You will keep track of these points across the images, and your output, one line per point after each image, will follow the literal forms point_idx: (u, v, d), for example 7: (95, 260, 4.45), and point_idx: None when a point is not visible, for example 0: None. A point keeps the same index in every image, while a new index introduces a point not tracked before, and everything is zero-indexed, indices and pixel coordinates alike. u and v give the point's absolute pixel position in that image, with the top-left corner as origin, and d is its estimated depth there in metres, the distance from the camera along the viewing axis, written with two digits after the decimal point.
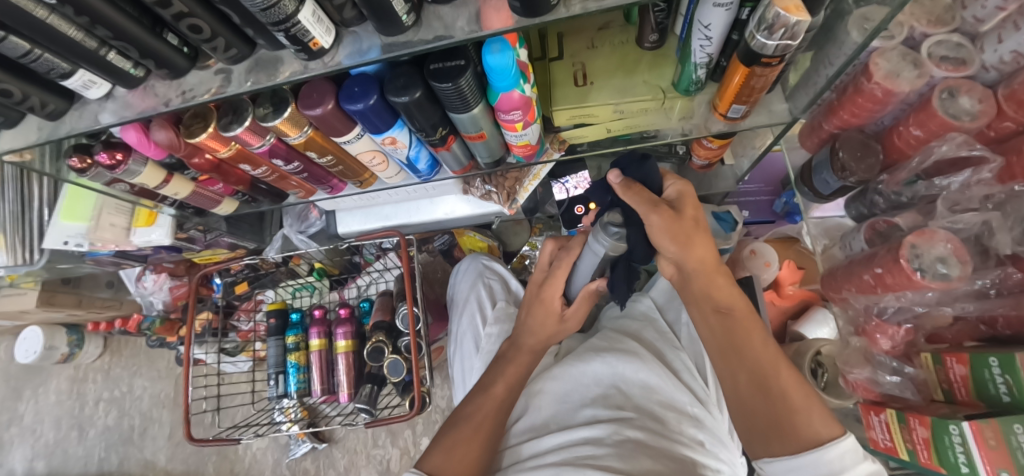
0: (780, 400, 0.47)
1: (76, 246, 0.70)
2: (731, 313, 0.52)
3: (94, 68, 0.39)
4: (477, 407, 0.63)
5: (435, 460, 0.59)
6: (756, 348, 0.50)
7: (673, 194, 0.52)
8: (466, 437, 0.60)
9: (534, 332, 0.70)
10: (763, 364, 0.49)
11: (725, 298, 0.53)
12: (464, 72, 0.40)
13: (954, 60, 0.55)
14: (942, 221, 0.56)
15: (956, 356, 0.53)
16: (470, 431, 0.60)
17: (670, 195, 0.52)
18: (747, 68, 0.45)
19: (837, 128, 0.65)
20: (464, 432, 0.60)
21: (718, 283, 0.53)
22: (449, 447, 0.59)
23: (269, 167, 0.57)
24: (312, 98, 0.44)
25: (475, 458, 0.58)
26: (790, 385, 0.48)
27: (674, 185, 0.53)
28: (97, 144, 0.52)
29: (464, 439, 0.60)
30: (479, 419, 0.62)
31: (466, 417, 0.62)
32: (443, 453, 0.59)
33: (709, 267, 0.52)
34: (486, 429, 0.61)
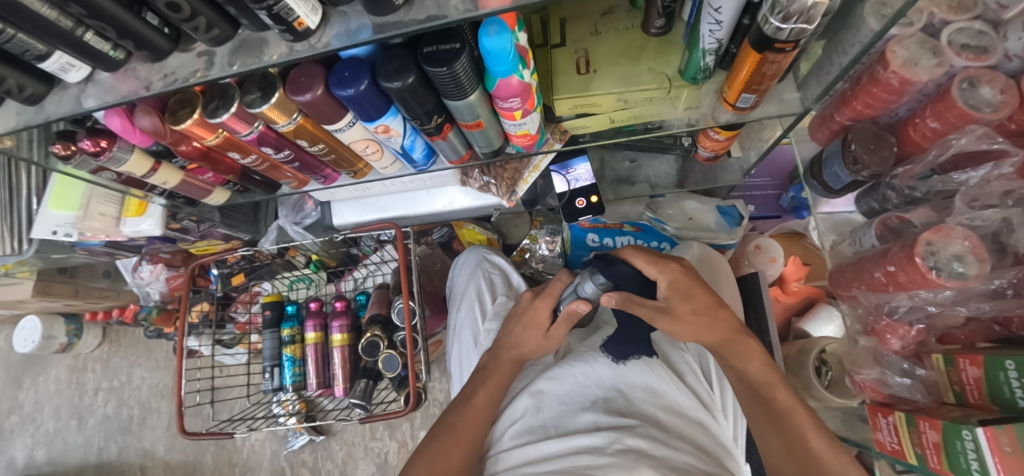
0: (808, 455, 0.51)
1: (65, 235, 0.68)
2: (755, 379, 0.56)
3: (72, 51, 0.37)
4: (462, 417, 0.64)
5: (424, 467, 0.61)
6: (784, 412, 0.54)
7: (664, 286, 0.58)
8: (448, 448, 0.61)
9: (518, 343, 0.69)
10: (791, 428, 0.53)
11: (746, 369, 0.57)
12: (459, 56, 0.38)
13: (976, 48, 0.52)
14: (960, 217, 0.52)
15: (969, 358, 0.51)
16: (449, 445, 0.62)
17: (662, 287, 0.59)
18: (759, 54, 0.42)
19: (849, 120, 0.62)
20: (446, 443, 0.62)
21: (745, 355, 0.57)
22: (434, 458, 0.61)
23: (260, 155, 0.55)
24: (301, 82, 0.42)
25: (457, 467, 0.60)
26: (820, 445, 0.51)
27: (664, 272, 0.59)
28: (80, 130, 0.51)
29: (447, 449, 0.61)
30: (460, 432, 0.63)
31: (450, 427, 0.64)
32: (429, 465, 0.61)
33: (731, 346, 0.57)
34: (468, 439, 0.63)
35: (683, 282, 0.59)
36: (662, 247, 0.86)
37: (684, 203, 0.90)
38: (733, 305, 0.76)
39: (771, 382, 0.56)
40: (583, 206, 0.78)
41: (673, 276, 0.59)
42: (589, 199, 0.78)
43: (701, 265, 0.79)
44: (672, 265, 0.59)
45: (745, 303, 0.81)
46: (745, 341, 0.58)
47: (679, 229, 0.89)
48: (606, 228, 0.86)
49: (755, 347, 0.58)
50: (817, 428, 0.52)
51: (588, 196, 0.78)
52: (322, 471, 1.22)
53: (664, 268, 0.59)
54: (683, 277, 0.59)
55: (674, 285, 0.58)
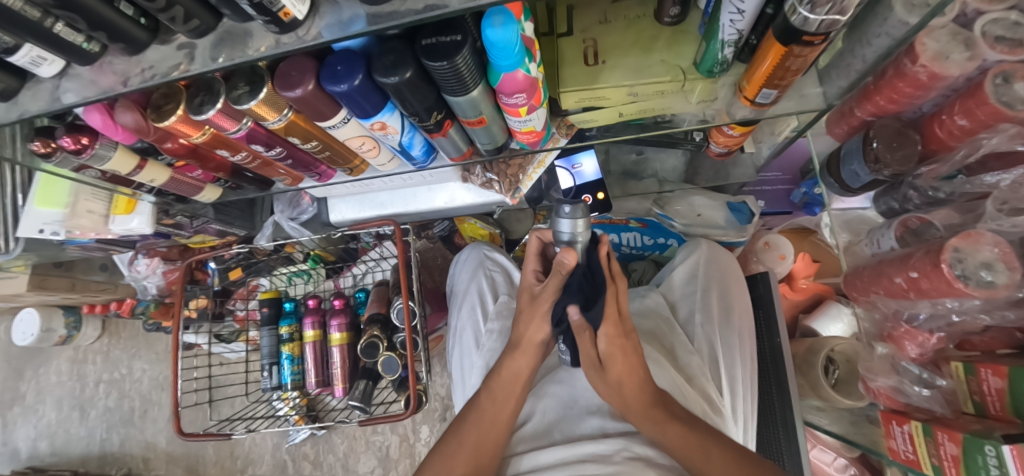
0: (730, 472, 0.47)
1: (53, 234, 0.66)
2: (672, 448, 0.51)
3: (42, 44, 0.35)
4: (479, 417, 0.56)
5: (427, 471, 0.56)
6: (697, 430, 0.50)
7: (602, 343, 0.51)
8: (455, 452, 0.55)
9: None
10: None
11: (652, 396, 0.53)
12: (461, 49, 0.35)
13: (1011, 40, 0.49)
14: (990, 223, 0.50)
15: (992, 368, 0.49)
16: (459, 450, 0.55)
17: (601, 347, 0.51)
18: (783, 47, 0.39)
19: (871, 115, 0.59)
20: (449, 448, 0.56)
21: (653, 421, 0.52)
22: (441, 458, 0.56)
23: (250, 152, 0.52)
24: (291, 77, 0.39)
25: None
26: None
27: (608, 335, 0.50)
28: (60, 127, 0.48)
29: (451, 455, 0.55)
30: (466, 436, 0.56)
31: (455, 432, 0.57)
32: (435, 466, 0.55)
33: (640, 415, 0.52)
34: (469, 451, 0.55)
35: (618, 352, 0.51)
36: (668, 243, 0.90)
37: (693, 198, 0.87)
38: (741, 306, 0.72)
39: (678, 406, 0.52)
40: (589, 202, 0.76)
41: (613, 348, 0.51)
42: (596, 196, 0.76)
43: (708, 263, 0.76)
44: (620, 337, 0.51)
45: (754, 304, 0.79)
46: (653, 410, 0.52)
47: (687, 225, 0.87)
48: (613, 224, 0.91)
49: (664, 414, 0.52)
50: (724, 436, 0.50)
51: (595, 192, 0.76)
52: (324, 464, 1.22)
53: (611, 338, 0.50)
54: (623, 352, 0.51)
55: (614, 346, 0.51)
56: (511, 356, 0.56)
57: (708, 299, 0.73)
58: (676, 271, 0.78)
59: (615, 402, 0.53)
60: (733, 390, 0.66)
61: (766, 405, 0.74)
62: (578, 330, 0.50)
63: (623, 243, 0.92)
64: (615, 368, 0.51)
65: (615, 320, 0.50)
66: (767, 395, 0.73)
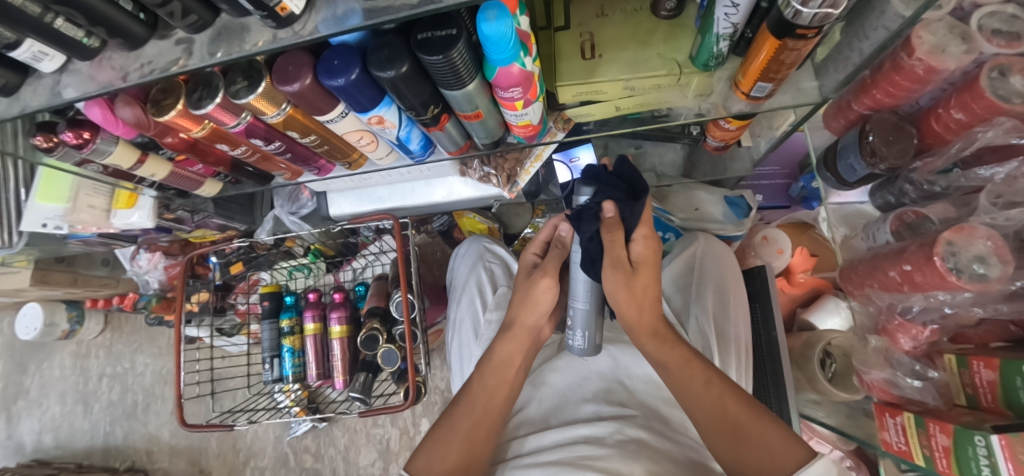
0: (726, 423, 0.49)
1: (56, 228, 0.67)
2: (671, 374, 0.54)
3: (43, 40, 0.35)
4: (471, 404, 0.56)
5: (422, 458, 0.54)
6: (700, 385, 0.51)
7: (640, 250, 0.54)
8: (447, 437, 0.54)
9: None
10: (719, 422, 0.49)
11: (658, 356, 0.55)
12: (455, 43, 0.35)
13: (1008, 34, 0.49)
14: (983, 217, 0.50)
15: (985, 361, 0.49)
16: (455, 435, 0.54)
17: (636, 250, 0.54)
18: (777, 41, 0.39)
19: (868, 109, 0.59)
20: (445, 433, 0.55)
21: (660, 342, 0.55)
22: (430, 448, 0.54)
23: (250, 147, 0.52)
24: (288, 72, 0.39)
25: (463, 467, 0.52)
26: (736, 408, 0.49)
27: (643, 237, 0.53)
28: (61, 122, 0.48)
29: (448, 441, 0.54)
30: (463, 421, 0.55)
31: (450, 420, 0.56)
32: (429, 454, 0.54)
33: (648, 328, 0.55)
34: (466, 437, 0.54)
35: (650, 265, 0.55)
36: (667, 238, 0.88)
37: (695, 193, 0.88)
38: (738, 299, 0.73)
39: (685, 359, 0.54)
40: None
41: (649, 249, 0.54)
42: None
43: (705, 257, 0.77)
44: (654, 242, 0.55)
45: (751, 297, 0.79)
46: (662, 327, 0.56)
47: (684, 220, 0.88)
48: None
49: (669, 334, 0.56)
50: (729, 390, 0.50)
51: None
52: (325, 456, 1.23)
53: (647, 240, 0.54)
54: (654, 257, 0.55)
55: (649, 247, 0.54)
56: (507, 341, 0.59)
57: (703, 291, 0.73)
58: (671, 264, 0.79)
59: (629, 314, 0.55)
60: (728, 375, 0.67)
61: (763, 398, 0.75)
62: (611, 227, 0.51)
63: None
64: (644, 272, 0.54)
65: (649, 224, 0.54)
66: (764, 389, 0.74)
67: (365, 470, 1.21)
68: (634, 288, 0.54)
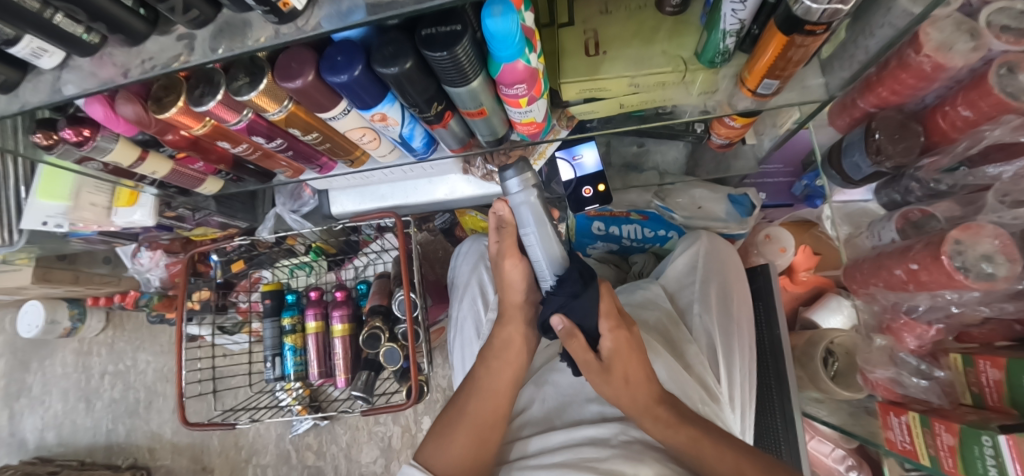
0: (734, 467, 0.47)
1: (55, 226, 0.66)
2: (681, 451, 0.50)
3: (42, 36, 0.35)
4: (477, 396, 0.56)
5: (428, 447, 0.54)
6: None
7: (609, 345, 0.51)
8: (457, 422, 0.54)
9: None
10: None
11: None
12: (460, 40, 0.35)
13: (1016, 31, 0.48)
14: (991, 215, 0.50)
15: (990, 360, 0.49)
16: (462, 425, 0.54)
17: (605, 346, 0.52)
18: (785, 37, 0.39)
19: (873, 106, 0.58)
20: (451, 424, 0.55)
21: (662, 422, 0.51)
22: (441, 435, 0.54)
23: (251, 144, 0.52)
24: (291, 68, 0.39)
25: (473, 456, 0.52)
26: (757, 474, 0.45)
27: (610, 329, 0.52)
28: (61, 119, 0.48)
29: (453, 431, 0.54)
30: (469, 415, 0.55)
31: (451, 417, 0.56)
32: (434, 442, 0.54)
33: (647, 413, 0.51)
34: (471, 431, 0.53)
35: (624, 354, 0.52)
36: (669, 236, 0.88)
37: (694, 191, 0.87)
38: (740, 297, 0.73)
39: None
40: (589, 195, 0.76)
41: (619, 341, 0.52)
42: (596, 188, 0.76)
43: (709, 255, 0.76)
44: (623, 332, 0.52)
45: (754, 296, 0.79)
46: (660, 409, 0.51)
47: (687, 218, 0.87)
48: (612, 216, 0.88)
49: (672, 414, 0.51)
50: None
51: (595, 184, 0.76)
52: (327, 454, 1.23)
53: (614, 332, 0.52)
54: (627, 346, 0.52)
55: (619, 340, 0.52)
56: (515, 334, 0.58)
57: (707, 289, 0.73)
58: (674, 262, 0.79)
59: (621, 402, 0.52)
60: (732, 375, 0.67)
61: (765, 396, 0.75)
62: (570, 335, 0.51)
63: (624, 236, 0.89)
64: (619, 363, 0.51)
65: (614, 315, 0.53)
66: (767, 387, 0.74)
67: (367, 468, 1.21)
68: (613, 376, 0.51)
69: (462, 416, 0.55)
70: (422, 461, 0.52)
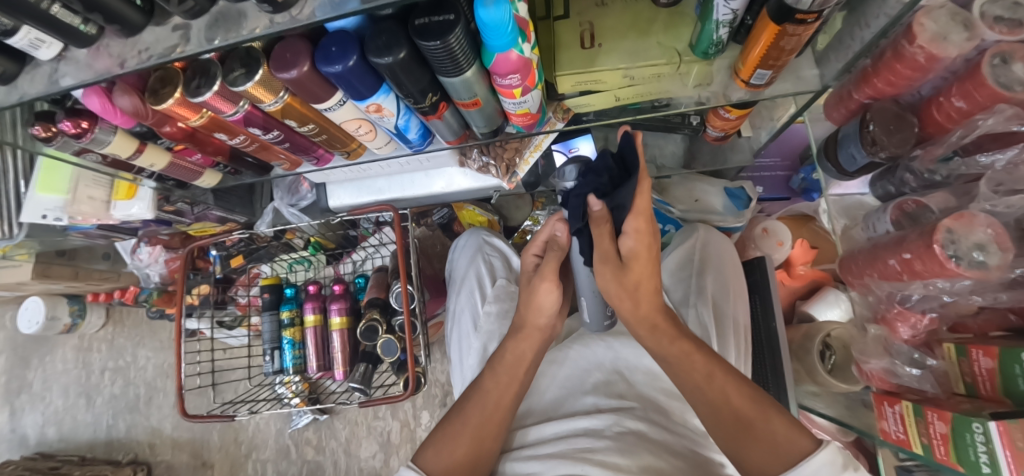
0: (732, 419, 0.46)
1: (55, 219, 0.67)
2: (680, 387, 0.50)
3: (40, 27, 0.35)
4: (478, 397, 0.57)
5: (428, 450, 0.54)
6: (702, 379, 0.49)
7: (630, 245, 0.52)
8: (457, 432, 0.54)
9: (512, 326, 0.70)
10: (721, 416, 0.46)
11: (660, 349, 0.53)
12: (453, 29, 0.35)
13: (1011, 21, 0.48)
14: (984, 204, 0.50)
15: (983, 349, 0.49)
16: (462, 426, 0.54)
17: (627, 245, 0.52)
18: (777, 26, 0.39)
19: (868, 98, 0.58)
20: (452, 428, 0.55)
21: (662, 337, 0.53)
22: (440, 440, 0.54)
23: (248, 136, 0.52)
24: (286, 59, 0.39)
25: (472, 456, 0.53)
26: (740, 401, 0.46)
27: (635, 230, 0.51)
28: (59, 111, 0.48)
29: (453, 433, 0.54)
30: (468, 416, 0.55)
31: (452, 416, 0.56)
32: (434, 448, 0.54)
33: (647, 321, 0.54)
34: (470, 434, 0.54)
35: (643, 263, 0.52)
36: (666, 230, 0.89)
37: (692, 184, 0.88)
38: (737, 291, 0.73)
39: (686, 352, 0.51)
40: None
41: (641, 246, 0.52)
42: None
43: (705, 250, 0.77)
44: (648, 235, 0.52)
45: (750, 289, 0.79)
46: (661, 319, 0.54)
47: (684, 211, 0.88)
48: None
49: (672, 329, 0.53)
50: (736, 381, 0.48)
51: None
52: (326, 449, 1.24)
53: (639, 234, 0.51)
54: (649, 255, 0.52)
55: (641, 244, 0.52)
56: (516, 340, 0.60)
57: (703, 282, 0.73)
58: (671, 256, 0.79)
59: (623, 307, 0.55)
60: (728, 350, 0.68)
61: (760, 388, 0.75)
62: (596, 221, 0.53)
63: None
64: (637, 267, 0.52)
65: (644, 217, 0.51)
66: (762, 379, 0.74)
67: (366, 463, 1.21)
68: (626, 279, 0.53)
69: (462, 420, 0.55)
70: (420, 465, 0.53)
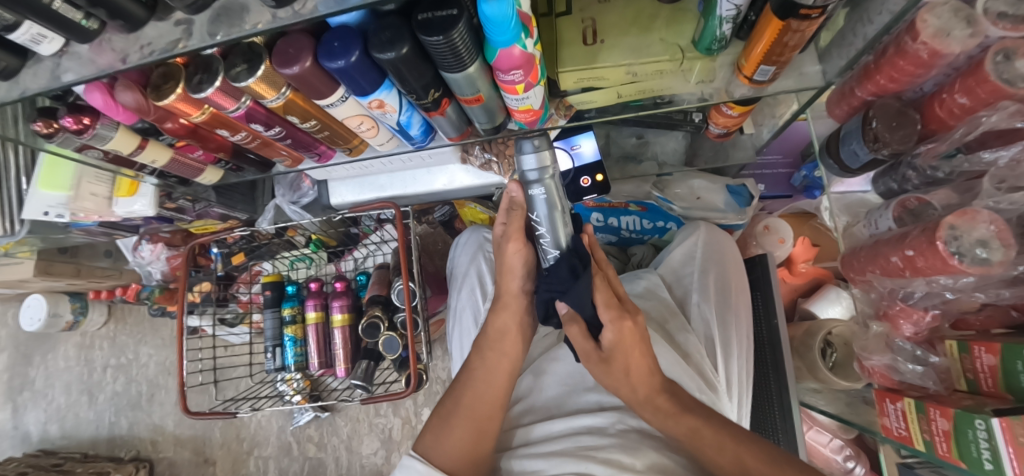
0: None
1: (58, 216, 0.67)
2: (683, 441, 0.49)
3: (43, 22, 0.35)
4: (471, 385, 0.57)
5: (426, 438, 0.55)
6: None
7: (611, 336, 0.50)
8: (452, 414, 0.55)
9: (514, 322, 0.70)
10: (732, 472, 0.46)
11: None
12: (456, 24, 0.35)
13: (1014, 17, 0.47)
14: (986, 200, 0.50)
15: (985, 346, 0.49)
16: (458, 413, 0.55)
17: (606, 338, 0.51)
18: (781, 22, 0.39)
19: (871, 95, 0.58)
20: (448, 411, 0.55)
21: (662, 413, 0.50)
22: (437, 427, 0.55)
23: (249, 132, 0.52)
24: (288, 54, 0.39)
25: (470, 447, 0.53)
26: (757, 465, 0.45)
27: (611, 322, 0.50)
28: (62, 107, 0.48)
29: (449, 418, 0.55)
30: (465, 405, 0.55)
31: (450, 402, 0.57)
32: (431, 433, 0.55)
33: (648, 402, 0.51)
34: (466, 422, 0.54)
35: (629, 344, 0.51)
36: (667, 227, 0.90)
37: (693, 181, 0.87)
38: (739, 287, 0.73)
39: None
40: (588, 185, 0.76)
41: (622, 332, 0.50)
42: (594, 178, 0.76)
43: (707, 245, 0.77)
44: (626, 323, 0.51)
45: (752, 286, 0.79)
46: (662, 399, 0.51)
47: (686, 208, 0.87)
48: (611, 208, 0.91)
49: (672, 403, 0.51)
50: None
51: (593, 174, 0.76)
52: (328, 446, 1.24)
53: (616, 324, 0.50)
54: (632, 338, 0.51)
55: (622, 333, 0.50)
56: (511, 323, 0.58)
57: (706, 280, 0.73)
58: (673, 253, 0.79)
59: (624, 393, 0.52)
60: (728, 369, 0.67)
61: (762, 384, 0.75)
62: (569, 322, 0.53)
63: (623, 226, 0.92)
64: (621, 357, 0.50)
65: (615, 306, 0.51)
66: (764, 375, 0.74)
67: (368, 460, 1.22)
68: (612, 368, 0.51)
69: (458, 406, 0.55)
70: (422, 451, 0.53)
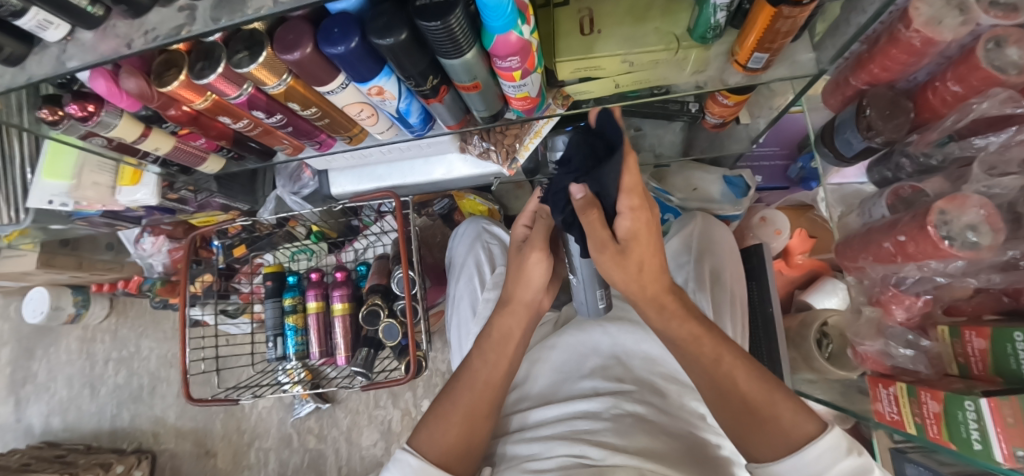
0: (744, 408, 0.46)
1: (61, 205, 0.68)
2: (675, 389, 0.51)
3: (49, 8, 0.36)
4: (471, 380, 0.57)
5: (421, 433, 0.55)
6: (709, 364, 0.49)
7: (628, 227, 0.48)
8: (448, 412, 0.55)
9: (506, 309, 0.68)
10: (730, 399, 0.47)
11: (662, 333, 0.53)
12: (453, 10, 0.36)
13: (1006, 5, 0.48)
14: (976, 185, 0.51)
15: (976, 330, 0.50)
16: (459, 406, 0.56)
17: (623, 227, 0.48)
18: (773, 9, 0.40)
19: (865, 84, 0.59)
20: (444, 408, 0.56)
21: (666, 312, 0.52)
22: (433, 422, 0.55)
23: (251, 120, 0.53)
24: (289, 40, 0.40)
25: (465, 439, 0.54)
26: (749, 387, 0.47)
27: (631, 209, 0.47)
28: (66, 95, 0.49)
29: (445, 414, 0.55)
30: (463, 402, 0.56)
31: (448, 395, 0.58)
32: (427, 427, 0.55)
33: (654, 301, 0.52)
34: (460, 419, 0.55)
35: (644, 243, 0.49)
36: (665, 218, 0.89)
37: (690, 173, 0.89)
38: (733, 278, 0.74)
39: (694, 336, 0.51)
40: None
41: (640, 225, 0.48)
42: None
43: (701, 236, 0.77)
44: (644, 213, 0.48)
45: (749, 275, 0.80)
46: (667, 298, 0.52)
47: (683, 199, 0.89)
48: None
49: (678, 305, 0.53)
50: (745, 366, 0.48)
51: None
52: (328, 437, 1.25)
53: (635, 213, 0.48)
54: (648, 232, 0.49)
55: (639, 223, 0.48)
56: (509, 318, 0.60)
57: (701, 267, 0.73)
58: (670, 242, 0.79)
59: (631, 291, 0.52)
60: (729, 342, 0.69)
61: None
62: (584, 210, 0.47)
63: None
64: (637, 249, 0.49)
65: (638, 192, 0.47)
66: (759, 366, 0.75)
67: (367, 451, 1.23)
68: (626, 262, 0.50)
69: (457, 402, 0.56)
70: (416, 446, 0.54)
